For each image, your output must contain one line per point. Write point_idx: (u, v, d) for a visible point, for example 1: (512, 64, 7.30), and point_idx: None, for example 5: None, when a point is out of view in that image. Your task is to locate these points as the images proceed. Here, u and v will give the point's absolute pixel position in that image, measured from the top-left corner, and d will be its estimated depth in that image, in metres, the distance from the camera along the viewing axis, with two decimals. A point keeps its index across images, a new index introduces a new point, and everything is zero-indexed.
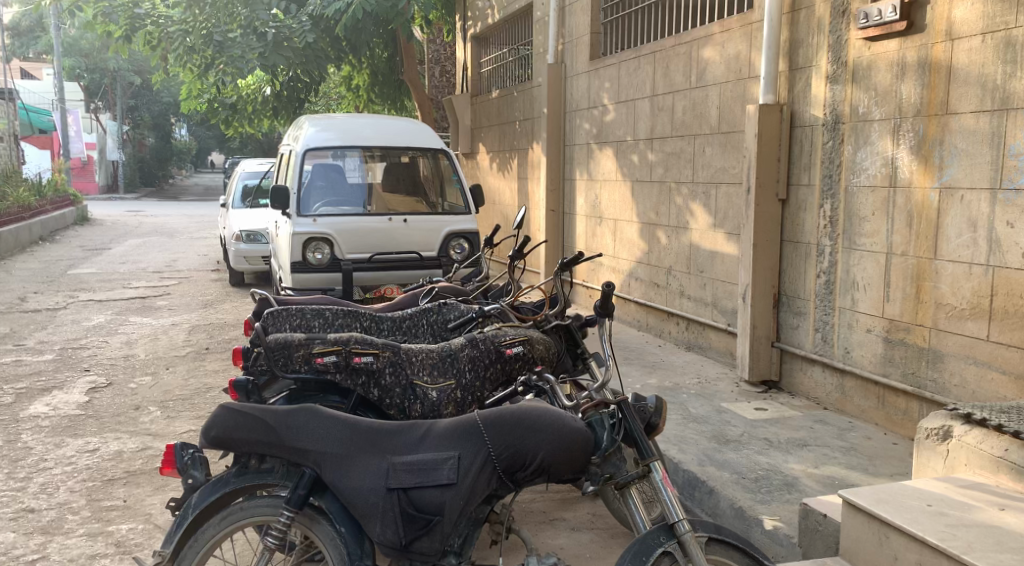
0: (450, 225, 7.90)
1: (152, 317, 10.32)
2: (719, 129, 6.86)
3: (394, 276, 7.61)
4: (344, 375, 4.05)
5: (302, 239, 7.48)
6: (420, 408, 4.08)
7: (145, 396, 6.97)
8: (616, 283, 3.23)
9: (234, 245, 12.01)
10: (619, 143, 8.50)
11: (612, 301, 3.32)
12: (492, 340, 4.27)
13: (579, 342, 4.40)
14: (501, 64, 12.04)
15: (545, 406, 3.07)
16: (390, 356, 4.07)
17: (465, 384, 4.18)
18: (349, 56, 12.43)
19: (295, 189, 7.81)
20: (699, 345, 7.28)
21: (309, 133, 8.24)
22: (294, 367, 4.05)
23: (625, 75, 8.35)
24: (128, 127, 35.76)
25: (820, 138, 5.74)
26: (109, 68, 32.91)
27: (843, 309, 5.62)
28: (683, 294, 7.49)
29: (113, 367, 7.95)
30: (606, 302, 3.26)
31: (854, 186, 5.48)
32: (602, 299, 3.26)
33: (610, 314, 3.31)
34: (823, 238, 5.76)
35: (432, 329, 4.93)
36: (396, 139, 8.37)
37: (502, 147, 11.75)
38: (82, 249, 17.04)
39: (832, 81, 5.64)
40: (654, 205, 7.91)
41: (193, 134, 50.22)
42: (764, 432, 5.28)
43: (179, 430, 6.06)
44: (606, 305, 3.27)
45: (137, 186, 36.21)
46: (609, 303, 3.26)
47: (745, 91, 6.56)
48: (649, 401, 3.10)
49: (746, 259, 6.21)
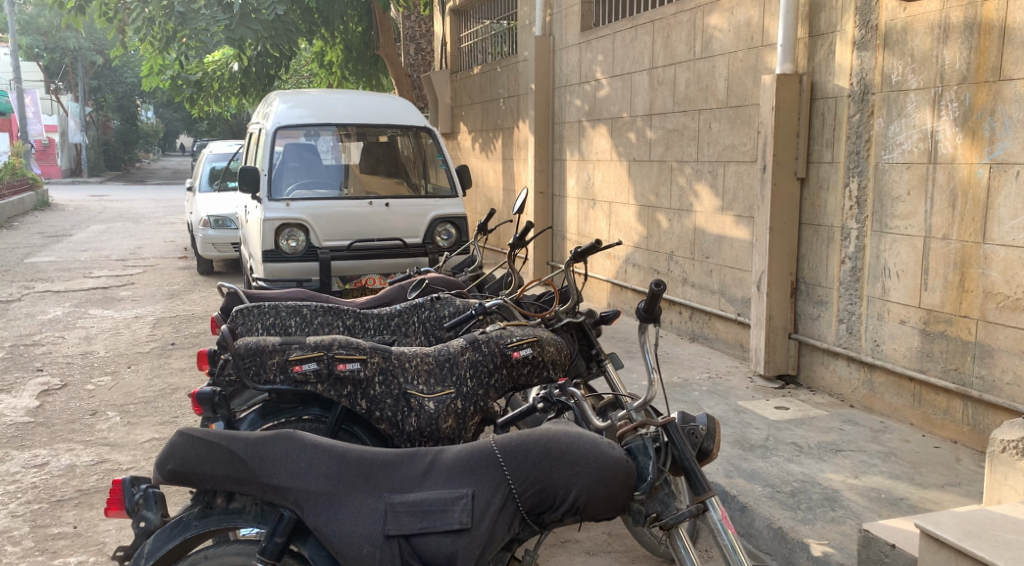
0: (436, 209, 7.32)
1: (113, 309, 9.67)
2: (727, 103, 6.36)
3: (375, 265, 7.04)
4: (325, 385, 3.57)
5: (275, 225, 6.88)
6: (415, 421, 3.53)
7: (102, 399, 6.36)
8: (668, 282, 2.71)
9: (202, 231, 11.35)
10: (614, 120, 7.96)
11: (658, 302, 2.79)
12: (496, 342, 3.70)
13: (593, 342, 4.01)
14: (482, 37, 11.43)
15: (576, 430, 2.54)
16: (379, 362, 3.56)
17: (466, 393, 3.61)
18: (322, 30, 11.78)
19: (266, 171, 7.21)
20: (704, 336, 6.78)
21: (280, 110, 7.60)
22: (267, 378, 3.59)
23: (620, 47, 7.79)
24: (91, 109, 34.77)
25: (846, 111, 5.23)
26: (69, 47, 31.83)
27: (872, 297, 5.13)
28: (687, 280, 6.99)
29: (69, 366, 7.32)
30: (653, 303, 2.73)
31: (885, 163, 4.99)
32: (648, 300, 2.74)
33: (655, 318, 2.78)
34: (848, 221, 5.26)
35: (424, 328, 4.41)
36: (375, 116, 7.75)
37: (485, 127, 11.19)
38: (41, 236, 16.25)
39: (859, 48, 5.13)
40: (653, 186, 7.37)
41: (161, 116, 49.05)
42: (791, 435, 4.78)
43: (140, 439, 5.48)
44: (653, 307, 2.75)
45: (103, 169, 35.17)
46: (656, 304, 2.74)
47: (757, 61, 6.05)
48: (700, 422, 2.62)
49: (761, 243, 5.70)
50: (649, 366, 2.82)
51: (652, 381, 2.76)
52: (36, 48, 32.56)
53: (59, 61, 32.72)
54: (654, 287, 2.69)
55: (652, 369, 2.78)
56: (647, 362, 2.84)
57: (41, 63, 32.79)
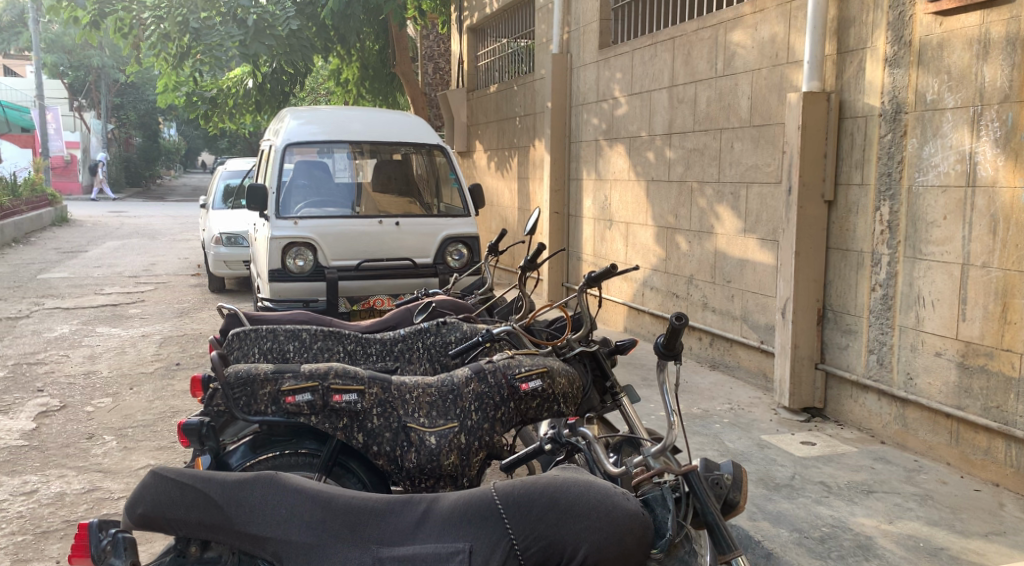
0: (447, 229, 7.11)
1: (120, 327, 9.49)
2: (751, 122, 6.11)
3: (385, 285, 6.83)
4: (319, 418, 3.35)
5: (282, 244, 6.67)
6: (414, 457, 3.33)
7: (101, 422, 6.16)
8: (690, 317, 2.38)
9: (214, 248, 11.20)
10: (632, 139, 7.73)
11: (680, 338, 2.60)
12: (503, 372, 3.48)
13: (608, 373, 3.72)
14: (499, 56, 11.25)
15: (585, 480, 2.39)
16: (378, 393, 3.37)
17: (470, 427, 3.41)
18: (338, 47, 11.63)
19: (274, 189, 7.02)
20: (725, 364, 6.51)
21: (291, 127, 7.42)
22: (258, 409, 3.36)
23: (639, 64, 7.57)
24: (113, 125, 34.96)
25: (877, 131, 4.98)
26: (93, 65, 31.96)
27: (904, 327, 4.85)
28: (707, 305, 6.73)
29: (70, 386, 7.13)
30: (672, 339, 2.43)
31: (919, 185, 4.72)
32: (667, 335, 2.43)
33: (677, 354, 2.58)
34: (879, 246, 5.00)
35: (429, 353, 4.20)
36: (388, 133, 7.56)
37: (501, 145, 10.98)
38: (57, 252, 16.16)
39: (891, 65, 4.87)
40: (673, 207, 7.13)
41: (182, 133, 49.31)
42: (819, 474, 4.50)
43: (136, 465, 5.26)
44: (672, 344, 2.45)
45: (123, 186, 35.27)
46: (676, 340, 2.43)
47: (782, 79, 5.80)
48: (725, 472, 2.42)
49: (786, 268, 5.44)
50: (668, 406, 2.66)
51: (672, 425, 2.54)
52: (60, 65, 32.74)
53: (82, 80, 32.91)
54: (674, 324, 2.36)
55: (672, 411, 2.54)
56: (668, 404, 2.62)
57: (65, 81, 32.98)
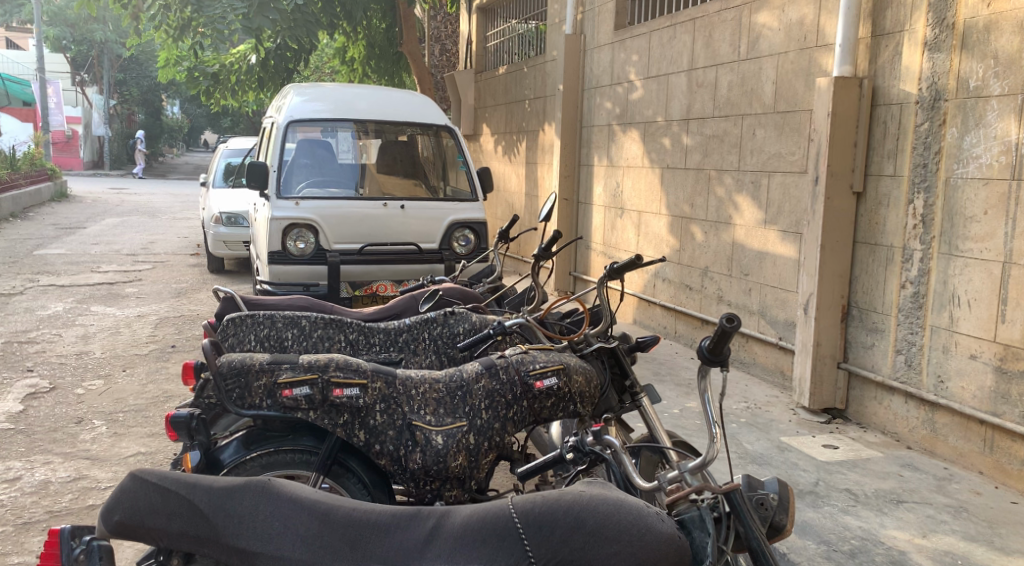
0: (454, 213, 6.85)
1: (116, 307, 9.24)
2: (774, 108, 5.84)
3: (388, 270, 6.56)
4: (318, 414, 3.10)
5: (282, 225, 6.41)
6: (420, 458, 3.09)
7: (91, 406, 5.91)
8: (742, 318, 2.44)
9: (214, 228, 10.94)
10: (647, 125, 7.45)
11: (726, 348, 2.59)
12: (516, 368, 3.24)
13: (627, 371, 3.46)
14: (509, 37, 10.95)
15: (612, 498, 2.21)
16: (381, 388, 3.13)
17: (480, 427, 3.17)
18: (344, 23, 11.33)
19: (275, 168, 6.76)
20: (740, 360, 6.27)
21: (294, 103, 7.16)
22: (252, 402, 3.12)
23: (656, 46, 7.29)
24: (115, 101, 34.61)
25: (912, 119, 4.72)
26: (96, 40, 31.56)
27: (936, 327, 4.62)
28: (722, 298, 6.47)
29: (61, 367, 6.88)
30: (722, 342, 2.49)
31: (957, 178, 4.49)
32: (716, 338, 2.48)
33: (725, 363, 2.56)
34: (911, 242, 4.76)
35: (436, 346, 3.97)
36: (395, 112, 7.29)
37: (509, 129, 10.70)
38: (54, 227, 15.89)
39: (931, 49, 4.62)
40: (688, 196, 6.86)
41: (185, 112, 48.91)
42: (845, 480, 4.27)
43: (125, 453, 5.01)
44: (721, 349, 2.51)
45: (124, 163, 34.96)
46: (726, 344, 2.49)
47: (810, 63, 5.53)
48: (772, 493, 2.46)
49: (810, 263, 5.18)
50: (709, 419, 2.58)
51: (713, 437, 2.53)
52: (63, 39, 32.35)
53: (85, 54, 32.51)
54: (726, 323, 2.42)
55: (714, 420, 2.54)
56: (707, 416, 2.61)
57: (68, 55, 32.56)
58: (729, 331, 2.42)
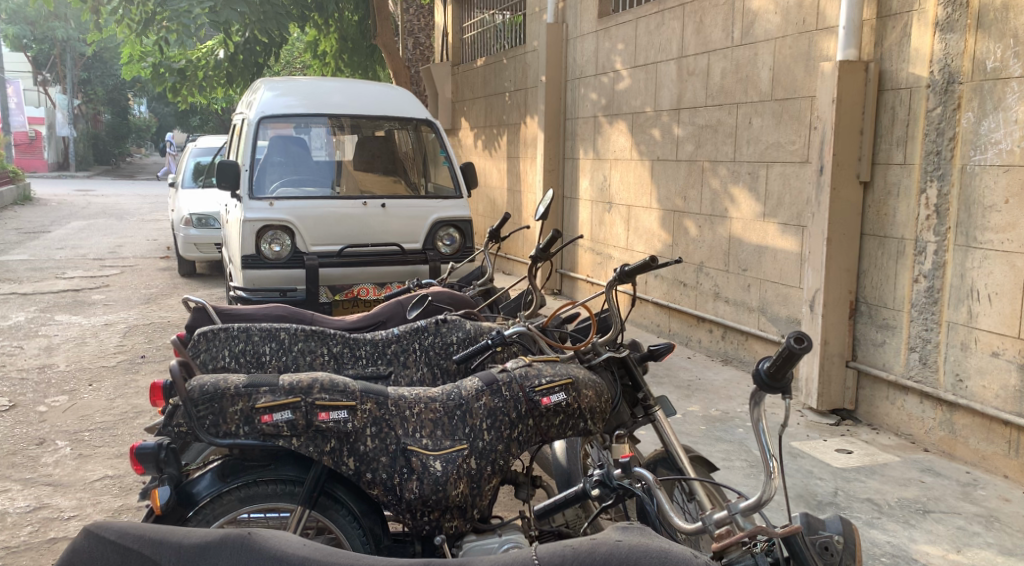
0: (437, 211, 6.53)
1: (82, 315, 8.84)
2: (772, 95, 5.58)
3: (369, 273, 6.25)
4: (302, 441, 2.79)
5: (256, 227, 6.06)
6: (417, 487, 2.81)
7: (54, 425, 5.55)
8: (811, 339, 2.24)
9: (184, 230, 10.57)
10: (635, 116, 7.17)
11: (789, 370, 2.30)
12: (520, 385, 2.95)
13: (640, 383, 3.18)
14: (487, 28, 10.64)
15: (650, 548, 2.01)
16: (372, 410, 2.83)
17: (481, 449, 2.88)
18: (315, 16, 10.95)
19: (247, 166, 6.40)
20: (739, 359, 6.01)
21: (265, 98, 6.80)
22: (227, 430, 2.79)
23: (643, 34, 7.01)
24: (80, 101, 33.86)
25: (924, 104, 4.47)
26: (57, 38, 30.83)
27: (953, 323, 4.37)
28: (719, 295, 6.21)
29: (23, 382, 6.49)
30: (785, 366, 2.27)
31: (975, 166, 4.25)
32: (778, 361, 2.27)
33: (785, 387, 2.30)
34: (923, 233, 4.51)
35: (428, 357, 3.67)
36: (371, 106, 6.95)
37: (489, 122, 10.39)
38: (18, 232, 15.40)
39: (944, 30, 4.37)
40: (681, 189, 6.59)
41: (154, 111, 48.06)
42: (864, 488, 4.02)
43: (91, 477, 4.66)
44: (783, 374, 2.29)
45: (90, 164, 34.27)
46: (789, 368, 2.28)
47: (810, 48, 5.27)
48: (836, 536, 2.39)
49: (815, 257, 4.91)
50: (766, 451, 2.34)
51: (771, 474, 2.32)
52: (24, 38, 31.51)
53: (47, 53, 31.76)
54: (795, 344, 2.22)
55: (771, 454, 2.34)
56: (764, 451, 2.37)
57: (29, 55, 31.72)
58: (797, 353, 2.22)
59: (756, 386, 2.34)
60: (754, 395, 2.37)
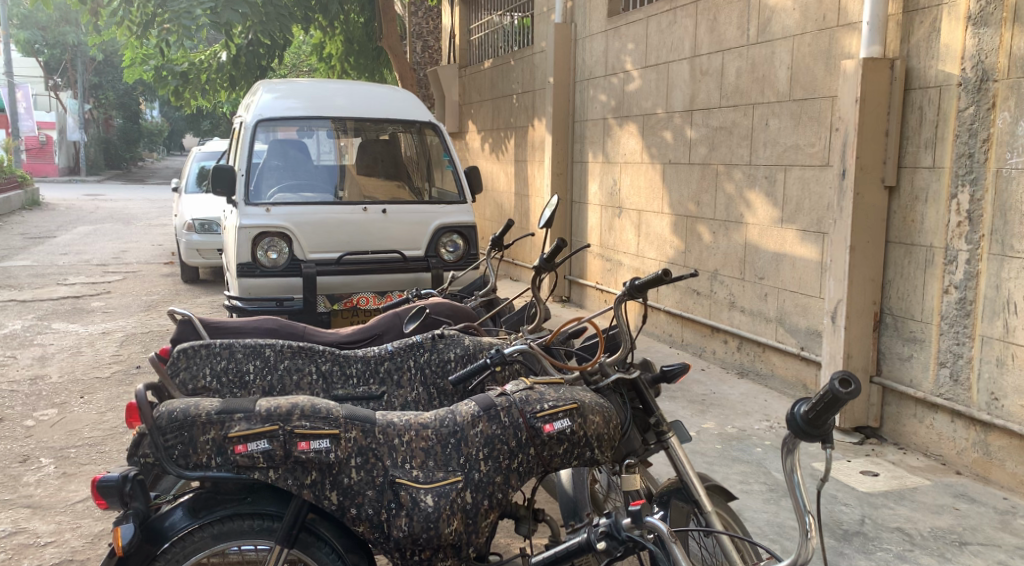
0: (440, 217, 6.28)
1: (79, 323, 8.62)
2: (790, 95, 5.31)
3: (369, 281, 6.00)
4: (280, 473, 2.54)
5: (252, 234, 5.83)
6: (406, 524, 2.55)
7: (40, 440, 5.32)
8: (856, 387, 2.16)
9: (187, 236, 10.35)
10: (645, 118, 6.91)
11: (829, 420, 2.21)
12: (519, 410, 2.68)
13: (651, 407, 2.91)
14: (494, 28, 10.39)
15: None
16: (358, 438, 2.58)
17: (477, 482, 2.62)
18: (319, 17, 10.72)
19: (243, 171, 6.17)
20: (756, 372, 5.74)
21: (264, 101, 6.57)
22: (198, 462, 2.55)
23: (655, 33, 6.75)
24: (90, 105, 33.81)
25: (955, 103, 4.20)
26: (68, 43, 30.78)
27: (988, 338, 4.09)
28: (734, 304, 5.94)
29: (13, 395, 6.27)
30: (827, 412, 2.18)
31: (1011, 169, 3.97)
32: (820, 407, 2.17)
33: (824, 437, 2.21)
34: (954, 241, 4.23)
35: (423, 376, 3.42)
36: (373, 108, 6.72)
37: (497, 125, 10.14)
38: (25, 237, 15.26)
39: (977, 24, 4.09)
40: (693, 193, 6.32)
41: (166, 116, 48.08)
42: (893, 515, 3.74)
43: (73, 498, 4.43)
44: (823, 420, 2.19)
45: (101, 168, 34.22)
46: (830, 414, 2.19)
47: (831, 45, 5.00)
48: None
49: (837, 266, 4.63)
50: (802, 506, 2.27)
51: (808, 531, 2.26)
52: (35, 43, 31.42)
53: (58, 58, 31.72)
54: (841, 389, 2.13)
55: (806, 509, 2.27)
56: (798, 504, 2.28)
57: (40, 60, 31.65)
58: (843, 398, 2.14)
59: (792, 433, 2.23)
60: (788, 443, 2.29)
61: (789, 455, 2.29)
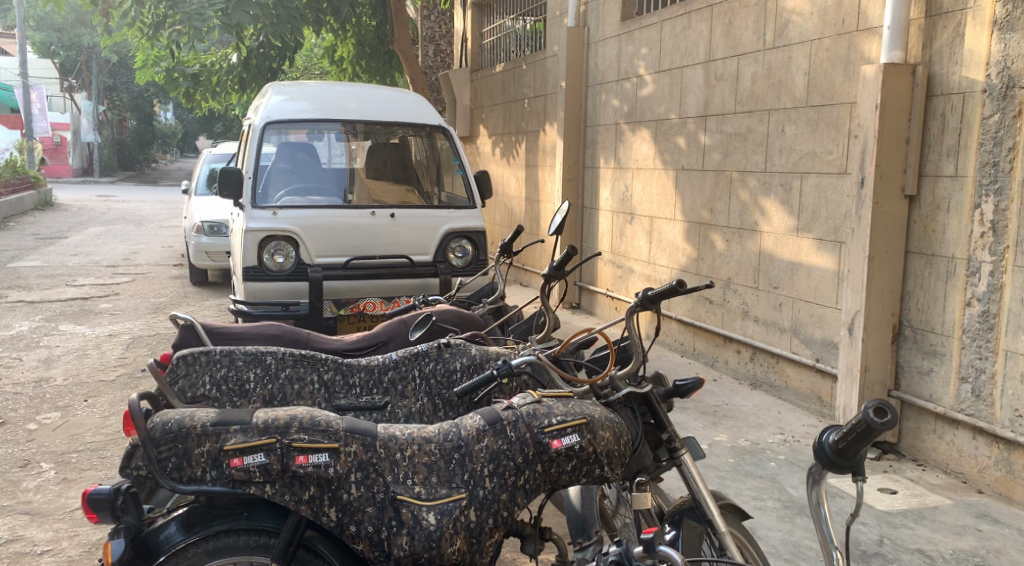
0: (448, 222, 6.19)
1: (86, 325, 8.56)
2: (807, 101, 5.19)
3: (377, 286, 5.91)
4: (276, 488, 2.44)
5: (258, 237, 5.75)
6: (407, 543, 2.45)
7: (42, 444, 5.24)
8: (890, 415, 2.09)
9: (196, 237, 10.29)
10: (658, 123, 6.80)
11: (860, 451, 2.16)
12: (526, 425, 2.58)
13: (664, 423, 2.80)
14: (506, 32, 10.31)
15: None
16: (358, 452, 2.49)
17: (481, 499, 2.52)
18: (331, 19, 10.65)
19: (250, 174, 6.09)
20: (769, 383, 5.62)
21: (272, 102, 6.50)
22: (192, 475, 2.45)
23: (669, 37, 6.64)
24: (104, 107, 33.90)
25: (980, 110, 4.08)
26: (83, 45, 30.86)
27: (1012, 352, 3.97)
28: (747, 313, 5.82)
29: (16, 397, 6.20)
30: (857, 443, 2.13)
31: None
32: (850, 438, 2.13)
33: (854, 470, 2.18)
34: (977, 252, 4.11)
35: (428, 386, 3.33)
36: (383, 111, 6.64)
37: (508, 129, 10.04)
38: (36, 238, 15.25)
39: (1003, 29, 3.96)
40: (707, 200, 6.21)
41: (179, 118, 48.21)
42: (913, 536, 3.62)
43: (71, 505, 4.35)
44: (854, 451, 2.15)
45: (115, 169, 34.30)
46: (861, 445, 2.14)
47: (850, 51, 4.89)
48: None
49: (854, 276, 4.51)
50: (828, 539, 2.27)
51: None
52: (51, 45, 31.51)
53: (73, 59, 31.81)
54: (875, 419, 2.07)
55: (833, 543, 2.27)
56: (824, 532, 2.27)
57: (55, 61, 31.74)
58: (877, 429, 2.07)
59: (821, 463, 2.20)
60: (814, 474, 2.27)
61: (816, 483, 2.27)
